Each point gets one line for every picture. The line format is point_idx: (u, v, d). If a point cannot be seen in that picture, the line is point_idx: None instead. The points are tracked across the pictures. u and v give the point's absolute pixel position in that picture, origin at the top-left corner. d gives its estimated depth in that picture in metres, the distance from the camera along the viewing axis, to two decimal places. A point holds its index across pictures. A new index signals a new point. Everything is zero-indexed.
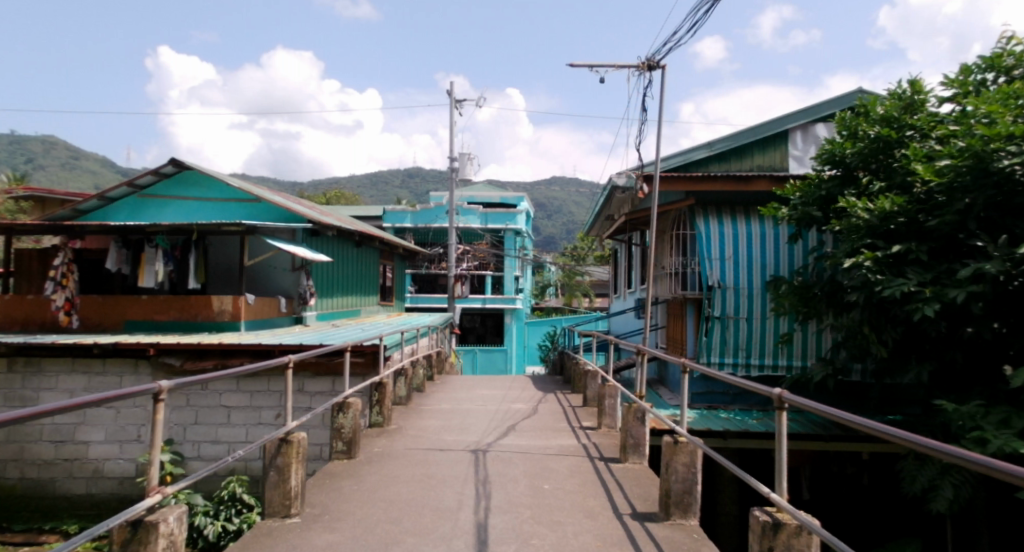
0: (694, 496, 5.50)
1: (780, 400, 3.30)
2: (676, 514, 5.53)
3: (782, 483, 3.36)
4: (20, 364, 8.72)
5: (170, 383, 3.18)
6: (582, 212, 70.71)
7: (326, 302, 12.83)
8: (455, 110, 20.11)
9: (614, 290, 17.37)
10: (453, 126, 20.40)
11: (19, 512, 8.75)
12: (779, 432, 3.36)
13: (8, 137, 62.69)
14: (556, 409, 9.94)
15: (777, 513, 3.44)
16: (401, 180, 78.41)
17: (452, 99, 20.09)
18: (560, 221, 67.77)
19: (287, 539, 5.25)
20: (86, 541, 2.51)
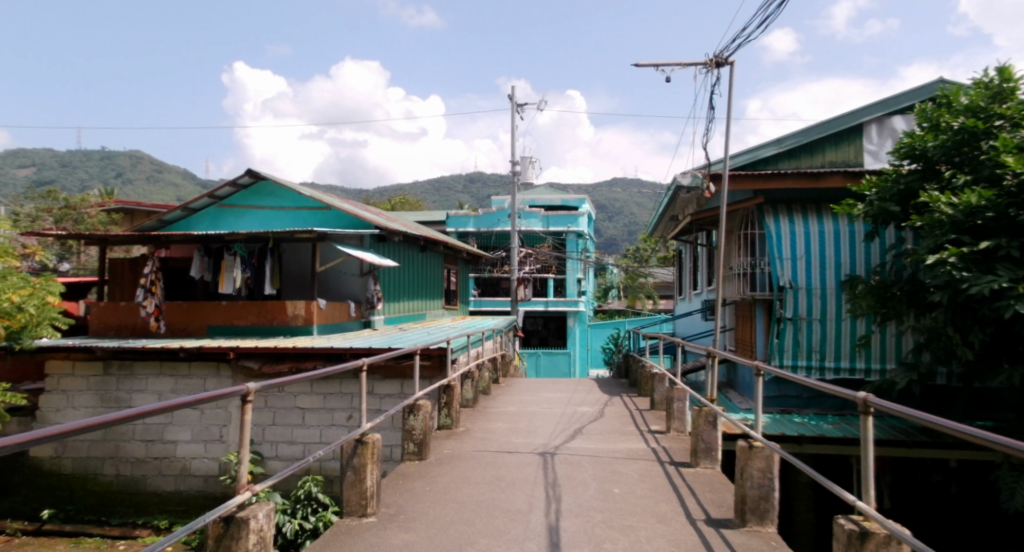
0: (770, 503, 5.36)
1: (865, 404, 3.14)
2: (753, 520, 5.40)
3: (869, 491, 3.21)
4: (114, 367, 9.20)
5: (257, 385, 3.28)
6: (642, 213, 69.84)
7: (393, 307, 13.11)
8: (516, 114, 20.15)
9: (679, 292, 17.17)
10: (515, 129, 20.47)
11: (116, 507, 9.23)
12: (865, 438, 3.20)
13: (97, 154, 67.08)
14: (624, 412, 9.84)
15: (864, 521, 3.30)
16: (464, 186, 79.59)
17: (515, 103, 20.17)
18: (620, 222, 67.14)
19: (365, 538, 5.38)
20: (183, 537, 2.53)
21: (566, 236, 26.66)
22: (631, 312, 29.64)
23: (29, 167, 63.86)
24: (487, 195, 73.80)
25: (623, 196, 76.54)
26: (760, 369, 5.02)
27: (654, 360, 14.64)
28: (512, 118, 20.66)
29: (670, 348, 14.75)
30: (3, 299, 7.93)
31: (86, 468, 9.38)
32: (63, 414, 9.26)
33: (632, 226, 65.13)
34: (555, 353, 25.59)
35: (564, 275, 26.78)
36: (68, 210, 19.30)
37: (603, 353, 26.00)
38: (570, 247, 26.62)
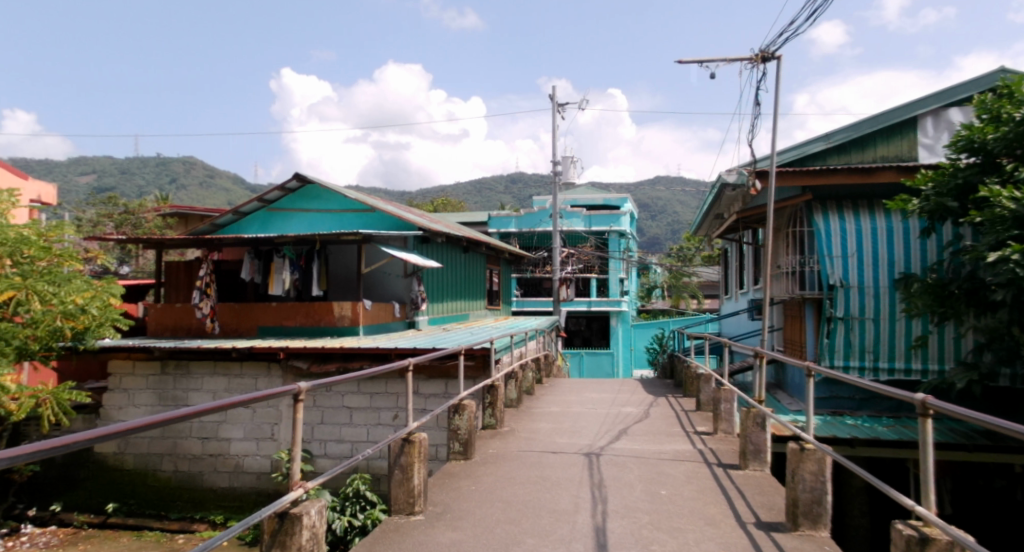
0: (824, 507, 5.23)
1: (925, 407, 2.92)
2: (805, 524, 5.27)
3: (930, 497, 3.02)
4: (172, 367, 9.50)
5: (310, 383, 3.34)
6: (683, 211, 68.90)
7: (436, 307, 13.22)
8: (557, 113, 20.11)
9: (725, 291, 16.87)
10: (556, 129, 20.44)
11: (174, 502, 9.53)
12: (925, 442, 2.99)
13: (150, 161, 69.58)
14: (669, 413, 9.73)
15: (924, 526, 3.17)
16: (505, 186, 79.75)
17: (556, 103, 20.12)
18: (661, 220, 66.31)
19: (413, 536, 5.45)
20: (245, 530, 2.51)
21: (608, 235, 26.51)
22: (675, 312, 29.21)
23: (89, 175, 66.88)
24: (526, 195, 73.79)
25: (664, 194, 75.52)
26: (811, 370, 4.83)
27: (700, 360, 14.45)
28: (553, 117, 20.63)
29: (716, 348, 14.52)
30: (68, 301, 8.22)
31: (146, 464, 9.69)
32: (124, 411, 9.60)
33: (674, 225, 64.22)
34: (600, 354, 25.61)
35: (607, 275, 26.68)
36: (127, 216, 20.18)
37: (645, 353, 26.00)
38: (613, 246, 26.41)
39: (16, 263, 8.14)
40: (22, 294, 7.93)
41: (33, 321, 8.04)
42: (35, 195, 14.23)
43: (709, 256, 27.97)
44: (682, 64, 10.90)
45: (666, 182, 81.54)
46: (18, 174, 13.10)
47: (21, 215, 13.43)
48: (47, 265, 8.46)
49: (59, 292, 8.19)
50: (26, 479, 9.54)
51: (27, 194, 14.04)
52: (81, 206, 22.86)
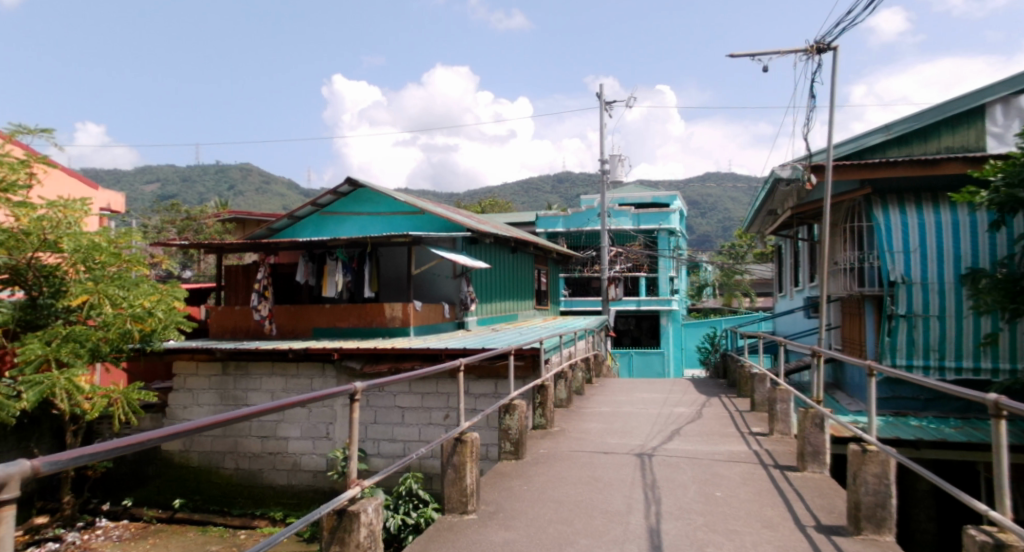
0: (889, 510, 5.04)
1: (998, 407, 2.79)
2: (869, 528, 5.09)
3: (1004, 499, 2.87)
4: (232, 367, 9.82)
5: (366, 384, 3.39)
6: (734, 208, 67.41)
7: (485, 308, 13.30)
8: (605, 112, 19.98)
9: (779, 290, 16.46)
10: (604, 128, 20.35)
11: (237, 498, 9.87)
12: (997, 444, 2.85)
13: (207, 169, 72.23)
14: (722, 413, 9.57)
15: (998, 532, 2.99)
16: (551, 186, 79.57)
17: (604, 101, 20.02)
18: (711, 217, 64.98)
19: (466, 535, 5.49)
20: (306, 527, 2.60)
21: (657, 233, 26.21)
22: (727, 311, 28.61)
23: (152, 183, 69.98)
24: (572, 194, 73.48)
25: (713, 190, 73.97)
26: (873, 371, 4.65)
27: (754, 359, 14.14)
28: (602, 116, 20.55)
29: (771, 347, 14.17)
30: (136, 305, 8.50)
31: (210, 462, 10.04)
32: (189, 411, 9.98)
33: (724, 221, 62.82)
34: (649, 353, 25.35)
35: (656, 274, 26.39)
36: (189, 222, 21.02)
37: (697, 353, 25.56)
38: (662, 245, 26.05)
39: (89, 269, 8.61)
40: (95, 298, 8.43)
41: (106, 324, 8.41)
42: (105, 203, 14.82)
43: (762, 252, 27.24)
44: (732, 55, 10.70)
45: (715, 179, 80.02)
46: (88, 183, 13.67)
47: (92, 222, 14.03)
48: (117, 271, 8.85)
49: (128, 296, 8.52)
50: (100, 475, 9.98)
51: (97, 202, 14.65)
52: (150, 213, 23.99)
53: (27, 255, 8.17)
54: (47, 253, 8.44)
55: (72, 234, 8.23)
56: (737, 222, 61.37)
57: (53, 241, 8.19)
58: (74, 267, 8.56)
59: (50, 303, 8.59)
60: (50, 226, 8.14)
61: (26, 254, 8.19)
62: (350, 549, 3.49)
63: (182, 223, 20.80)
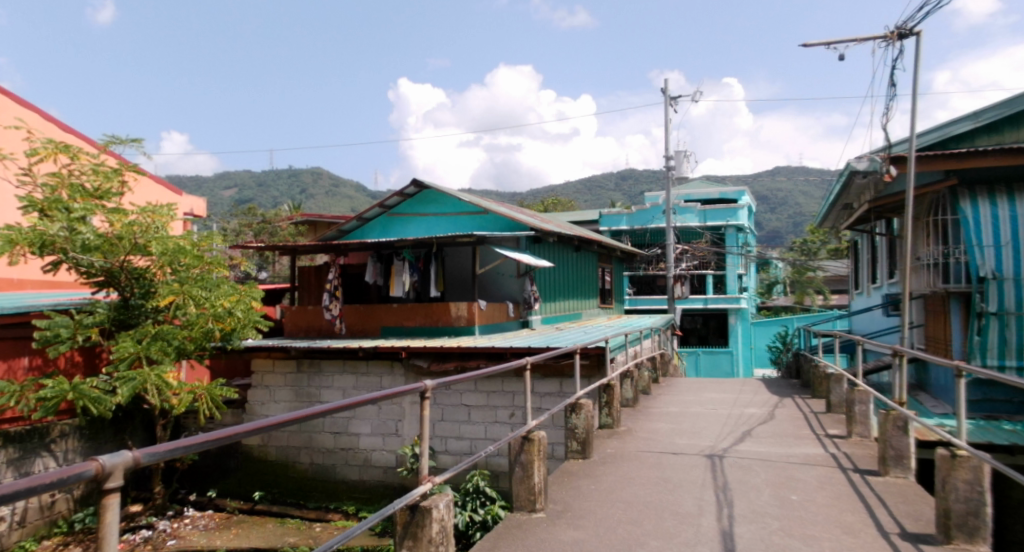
0: (982, 519, 4.77)
1: None
2: (960, 537, 4.82)
3: None
4: (306, 365, 10.15)
5: (434, 383, 3.49)
6: (804, 202, 65.04)
7: (549, 307, 13.29)
8: (670, 107, 19.65)
9: (855, 286, 15.85)
10: (669, 123, 20.03)
11: (311, 492, 10.20)
12: None
13: (277, 174, 75.12)
14: (796, 415, 9.27)
15: None
16: (612, 184, 78.85)
17: (668, 96, 19.65)
18: (782, 212, 62.88)
19: (536, 533, 5.52)
20: (376, 523, 2.68)
21: (724, 230, 25.65)
22: (799, 309, 27.63)
23: (227, 188, 73.40)
24: (635, 191, 72.45)
25: (781, 184, 71.53)
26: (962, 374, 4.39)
27: (830, 359, 13.62)
28: (666, 111, 20.23)
29: (848, 347, 13.65)
30: (217, 304, 8.88)
31: (286, 456, 10.40)
32: (267, 407, 10.37)
33: (794, 216, 60.62)
34: (717, 352, 25.00)
35: (723, 271, 25.83)
36: (264, 225, 21.95)
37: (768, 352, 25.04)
38: (730, 242, 25.46)
39: (175, 271, 8.99)
40: (181, 299, 8.78)
41: (190, 323, 8.83)
42: (188, 208, 15.55)
43: (837, 248, 26.14)
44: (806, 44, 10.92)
45: (783, 173, 77.47)
46: (174, 190, 14.41)
47: (177, 227, 14.81)
48: (201, 272, 9.24)
49: (210, 296, 8.90)
50: (188, 466, 10.38)
51: (182, 207, 15.39)
52: (230, 217, 25.23)
53: (120, 258, 8.62)
54: (138, 256, 8.89)
55: (160, 237, 8.60)
56: (808, 217, 59.10)
57: (143, 244, 8.62)
58: (162, 269, 8.98)
59: (141, 304, 9.10)
60: (141, 231, 8.55)
61: (119, 258, 8.63)
62: (423, 544, 3.54)
63: (258, 227, 21.99)
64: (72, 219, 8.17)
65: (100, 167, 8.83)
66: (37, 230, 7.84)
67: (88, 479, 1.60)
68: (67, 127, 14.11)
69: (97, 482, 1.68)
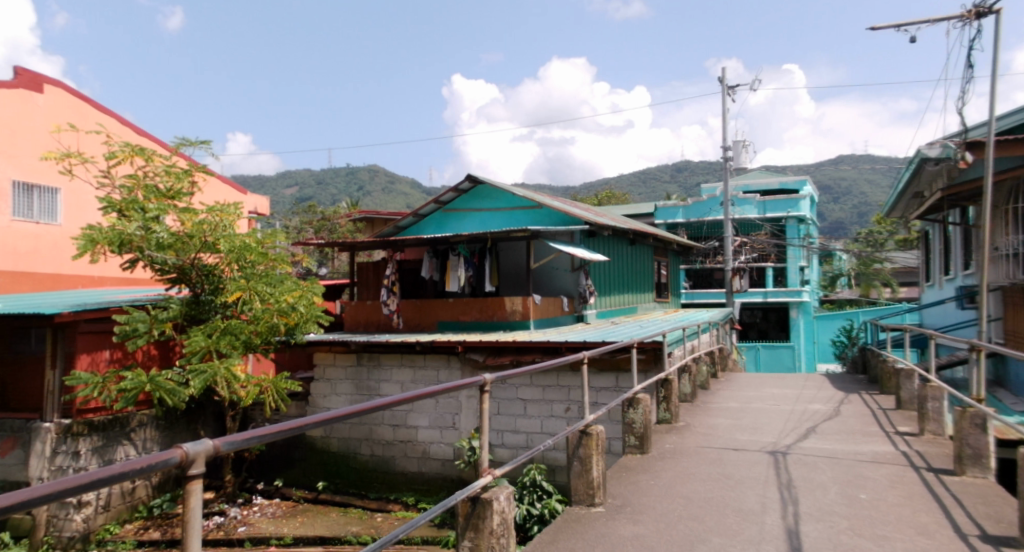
0: None
1: None
2: None
3: None
4: (366, 359, 10.37)
5: (492, 376, 3.46)
6: (868, 191, 62.57)
7: (604, 301, 13.20)
8: (727, 96, 19.25)
9: (926, 278, 15.22)
10: (727, 113, 19.62)
11: (372, 483, 10.46)
12: None
13: (332, 173, 76.85)
14: (864, 411, 8.96)
15: None
16: (665, 176, 77.57)
17: (726, 84, 19.24)
18: (845, 203, 60.69)
19: (596, 527, 5.50)
20: (441, 513, 2.68)
21: (785, 222, 24.99)
22: (865, 302, 26.61)
23: (285, 187, 75.76)
24: (689, 183, 71.11)
25: (844, 173, 68.93)
26: None
27: (900, 355, 13.09)
28: (724, 100, 19.80)
29: (920, 341, 13.12)
30: (281, 300, 9.15)
31: (348, 448, 10.70)
32: (329, 399, 10.63)
33: (859, 206, 58.34)
34: (777, 346, 24.38)
35: (784, 263, 25.18)
36: (324, 222, 22.51)
37: (831, 346, 24.26)
38: (791, 234, 24.79)
39: (241, 267, 9.24)
40: (247, 294, 9.04)
41: (256, 318, 9.13)
42: (253, 207, 16.05)
43: (905, 238, 25.02)
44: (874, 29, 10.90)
45: (845, 161, 74.65)
46: (240, 189, 14.94)
47: (244, 225, 15.35)
48: (265, 269, 9.52)
49: (274, 292, 9.17)
50: (256, 456, 10.82)
51: (247, 206, 15.91)
52: (293, 215, 25.99)
53: (191, 256, 8.96)
54: (207, 254, 9.21)
55: (228, 235, 8.89)
56: (873, 206, 56.81)
57: (212, 242, 8.93)
58: (229, 266, 9.27)
59: (210, 300, 9.45)
60: (210, 230, 8.87)
61: (190, 255, 8.98)
62: (485, 536, 3.54)
63: (319, 223, 22.56)
64: (147, 219, 8.55)
65: (172, 168, 9.20)
66: (116, 230, 8.28)
67: (172, 465, 1.68)
68: (141, 130, 14.78)
69: (179, 469, 1.74)
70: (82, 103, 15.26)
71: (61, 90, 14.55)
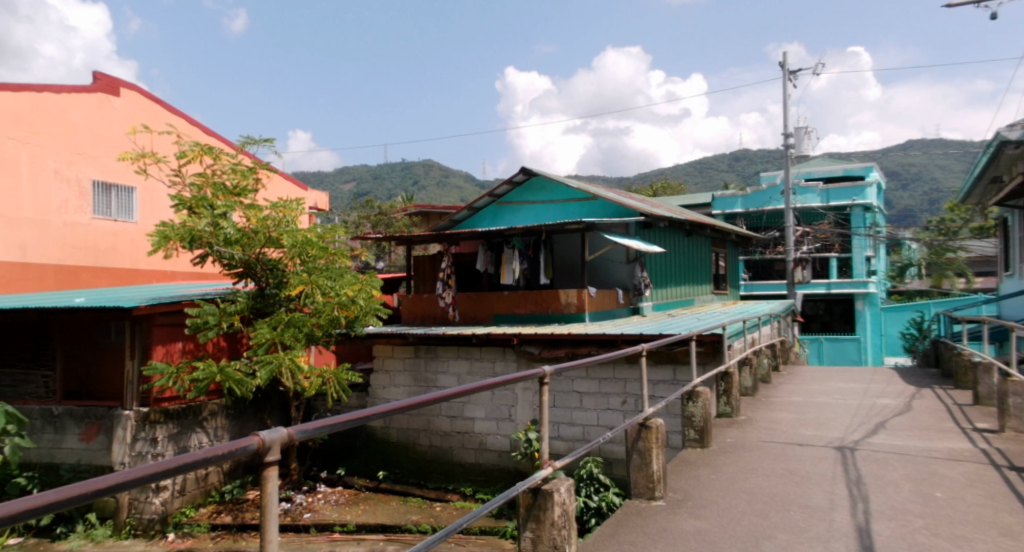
0: None
1: None
2: None
3: None
4: (423, 351, 10.52)
5: (551, 368, 3.39)
6: (938, 177, 59.71)
7: (660, 293, 13.03)
8: (789, 81, 18.69)
9: (1005, 268, 14.47)
10: (787, 99, 19.06)
11: (431, 473, 10.61)
12: None
13: (384, 170, 78.19)
14: (937, 407, 8.60)
15: None
16: (719, 166, 75.87)
17: (787, 70, 18.69)
18: (914, 190, 58.12)
19: (657, 520, 5.43)
20: (502, 504, 2.69)
21: (850, 210, 24.18)
22: (936, 292, 25.46)
23: (341, 183, 77.62)
24: (746, 172, 69.40)
25: (912, 159, 65.95)
26: None
27: (977, 348, 12.50)
28: (785, 86, 19.27)
29: (999, 333, 12.49)
30: (342, 293, 9.34)
31: (407, 438, 10.87)
32: (387, 390, 10.83)
33: (930, 193, 55.75)
34: (842, 339, 23.72)
35: (849, 253, 24.38)
36: (381, 217, 22.90)
37: (899, 338, 23.44)
38: (857, 223, 23.96)
39: (303, 261, 9.45)
40: (309, 288, 9.29)
41: (318, 311, 9.34)
42: (313, 202, 16.43)
43: (980, 226, 23.77)
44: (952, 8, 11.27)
45: (912, 147, 71.37)
46: (302, 186, 15.32)
47: (305, 220, 15.75)
48: (326, 263, 9.73)
49: (335, 286, 9.36)
50: (319, 445, 11.08)
51: (308, 202, 16.32)
52: (353, 210, 26.54)
53: (256, 251, 9.22)
54: (271, 249, 9.46)
55: (291, 231, 9.13)
56: (945, 193, 54.20)
57: (275, 237, 9.19)
58: (292, 261, 9.49)
59: (275, 293, 9.71)
60: (274, 225, 9.12)
61: (256, 250, 9.25)
62: (546, 527, 3.52)
63: (377, 218, 23.00)
64: (215, 216, 8.88)
65: (238, 166, 9.52)
66: (187, 226, 8.64)
67: (249, 453, 1.69)
68: (208, 129, 15.28)
69: (256, 456, 1.76)
70: (155, 105, 15.92)
71: (136, 92, 15.22)
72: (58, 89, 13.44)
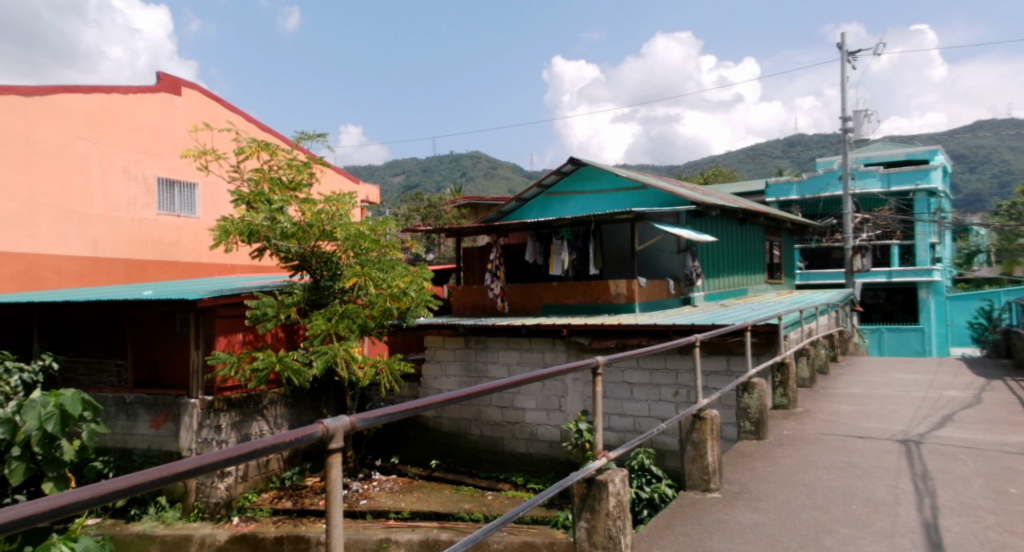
0: None
1: None
2: None
3: None
4: (473, 342, 10.61)
5: (604, 358, 3.29)
6: (1007, 159, 56.80)
7: (712, 283, 12.82)
8: (847, 62, 18.08)
9: None
10: (846, 81, 18.43)
11: (483, 462, 10.70)
12: None
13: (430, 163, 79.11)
14: (1010, 399, 8.22)
15: None
16: (770, 153, 73.96)
17: (845, 51, 18.05)
18: (982, 174, 55.43)
19: (713, 512, 5.35)
20: (557, 493, 2.73)
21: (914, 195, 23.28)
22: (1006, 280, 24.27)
23: (389, 177, 78.90)
24: (800, 159, 67.42)
25: (980, 141, 62.82)
26: None
27: None
28: (844, 67, 18.65)
29: None
30: (394, 285, 9.50)
31: (459, 428, 10.98)
32: (439, 381, 10.95)
33: (1001, 176, 53.04)
34: (905, 329, 23.06)
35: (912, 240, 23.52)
36: (432, 210, 23.21)
37: (967, 329, 22.68)
38: (920, 208, 23.04)
39: (357, 254, 9.63)
40: (362, 280, 9.47)
41: (371, 302, 9.54)
42: (365, 196, 16.71)
43: None
44: None
45: (980, 128, 68.00)
46: (353, 179, 15.61)
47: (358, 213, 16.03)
48: (378, 255, 9.87)
49: (387, 278, 9.50)
50: (373, 434, 11.31)
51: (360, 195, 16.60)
52: (405, 203, 26.91)
53: (312, 244, 9.42)
54: (325, 241, 9.65)
55: (343, 224, 9.30)
56: (1017, 175, 51.51)
57: (329, 231, 9.37)
58: (345, 253, 9.68)
59: (330, 285, 9.93)
60: (328, 219, 9.30)
61: (311, 243, 9.45)
62: (601, 517, 3.51)
63: (428, 210, 23.27)
64: (272, 210, 9.16)
65: (293, 161, 9.74)
66: (245, 221, 8.89)
67: (315, 440, 1.75)
68: (263, 127, 15.68)
69: (321, 442, 1.83)
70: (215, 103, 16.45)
71: (197, 92, 15.75)
72: (124, 92, 13.96)
